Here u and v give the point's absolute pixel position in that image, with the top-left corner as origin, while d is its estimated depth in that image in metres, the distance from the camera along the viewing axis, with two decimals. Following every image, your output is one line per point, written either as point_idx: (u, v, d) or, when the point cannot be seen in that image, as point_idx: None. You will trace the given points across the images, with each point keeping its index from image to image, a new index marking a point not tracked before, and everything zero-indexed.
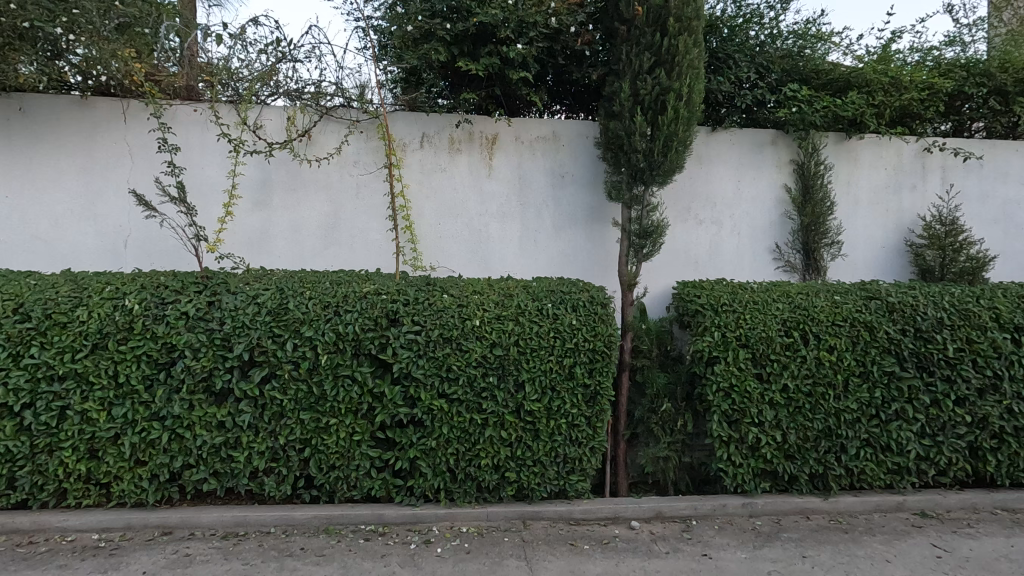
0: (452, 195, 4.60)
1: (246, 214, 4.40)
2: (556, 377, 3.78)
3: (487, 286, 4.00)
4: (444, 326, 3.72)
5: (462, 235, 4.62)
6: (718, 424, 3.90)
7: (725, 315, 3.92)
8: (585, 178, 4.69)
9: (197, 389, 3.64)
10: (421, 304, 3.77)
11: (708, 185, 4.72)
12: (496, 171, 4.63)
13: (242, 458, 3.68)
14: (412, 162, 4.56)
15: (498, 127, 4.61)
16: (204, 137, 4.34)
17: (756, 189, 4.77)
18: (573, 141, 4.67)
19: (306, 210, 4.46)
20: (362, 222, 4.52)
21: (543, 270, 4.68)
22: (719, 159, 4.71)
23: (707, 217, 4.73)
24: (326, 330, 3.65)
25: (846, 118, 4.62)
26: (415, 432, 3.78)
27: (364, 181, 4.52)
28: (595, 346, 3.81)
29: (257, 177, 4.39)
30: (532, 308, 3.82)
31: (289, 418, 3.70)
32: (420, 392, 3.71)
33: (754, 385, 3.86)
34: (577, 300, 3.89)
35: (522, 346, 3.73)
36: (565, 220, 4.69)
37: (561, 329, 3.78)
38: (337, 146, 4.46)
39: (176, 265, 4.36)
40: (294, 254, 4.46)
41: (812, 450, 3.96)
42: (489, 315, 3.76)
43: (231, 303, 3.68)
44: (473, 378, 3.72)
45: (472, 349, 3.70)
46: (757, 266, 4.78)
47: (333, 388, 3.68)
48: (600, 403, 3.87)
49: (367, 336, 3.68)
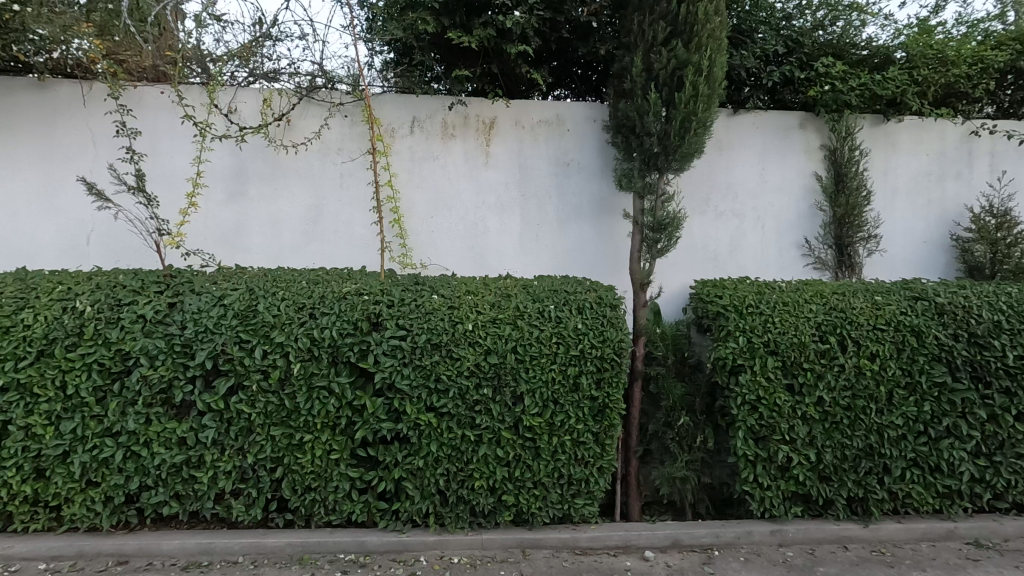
0: (444, 186, 4.19)
1: (219, 206, 4.02)
2: (560, 388, 3.33)
3: (481, 286, 3.57)
4: (433, 331, 3.29)
5: (455, 230, 4.20)
6: (743, 442, 3.45)
7: (750, 319, 3.47)
8: (593, 167, 4.25)
9: (155, 402, 3.24)
10: (408, 306, 3.36)
11: (729, 173, 4.26)
12: (493, 159, 4.20)
13: (206, 479, 3.27)
14: (401, 150, 4.15)
15: (495, 110, 4.19)
16: (171, 123, 3.95)
17: (782, 178, 4.30)
18: (579, 126, 4.23)
19: (285, 203, 4.08)
20: (346, 215, 4.12)
21: (545, 267, 4.26)
22: (742, 144, 4.25)
23: (727, 209, 4.27)
24: (300, 335, 3.24)
25: (884, 97, 4.15)
26: (400, 450, 3.36)
27: (348, 171, 4.11)
28: (604, 354, 3.36)
29: (231, 166, 4.01)
30: (532, 311, 3.38)
31: (257, 435, 3.29)
32: (405, 406, 3.29)
33: (785, 398, 3.40)
34: (583, 302, 3.46)
35: (520, 354, 3.29)
36: (570, 212, 4.25)
37: (564, 334, 3.34)
38: (319, 132, 4.06)
39: (143, 263, 3.97)
40: (272, 250, 4.09)
41: (850, 471, 3.49)
42: (484, 318, 3.33)
43: (194, 305, 3.28)
44: (465, 390, 3.29)
45: (464, 356, 3.27)
46: (783, 263, 4.33)
47: (308, 400, 3.27)
48: (609, 418, 3.42)
49: (345, 342, 3.27)
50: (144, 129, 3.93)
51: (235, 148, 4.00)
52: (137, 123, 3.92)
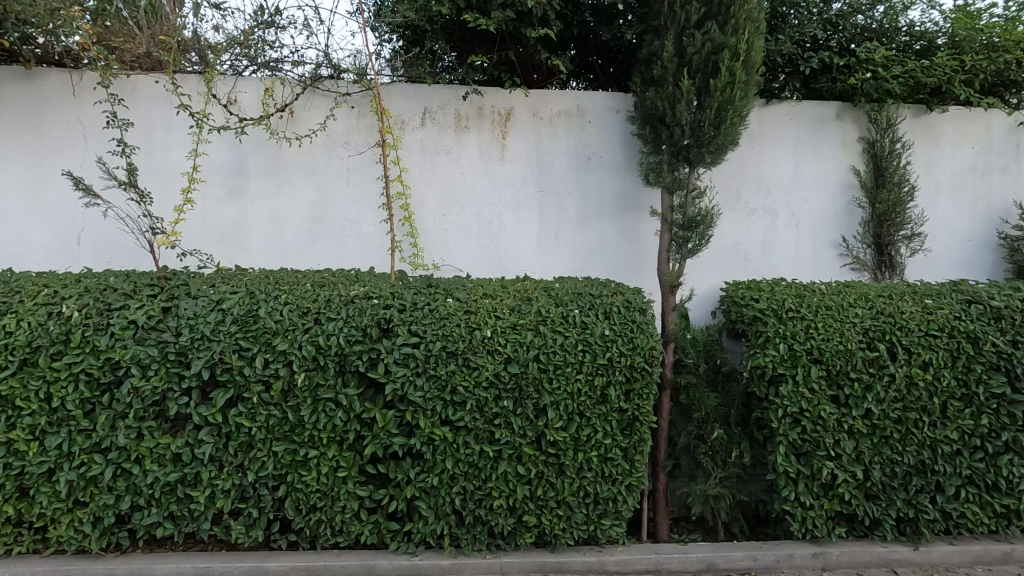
0: (457, 182, 3.93)
1: (218, 204, 3.78)
2: (585, 400, 3.07)
3: (499, 289, 3.31)
4: (448, 338, 3.02)
5: (469, 229, 3.95)
6: (784, 458, 3.18)
7: (792, 324, 3.21)
8: (616, 161, 3.98)
9: (148, 415, 2.98)
10: (421, 310, 3.10)
11: (761, 168, 3.99)
12: (510, 153, 3.94)
13: (203, 499, 3.02)
14: (412, 143, 3.90)
15: (512, 100, 3.93)
16: (167, 116, 3.70)
17: (818, 172, 4.03)
18: (601, 118, 3.96)
19: (289, 199, 3.83)
20: (353, 213, 3.87)
21: (564, 268, 4.00)
22: (775, 137, 3.98)
23: (759, 205, 4.00)
24: (304, 343, 2.99)
25: (928, 86, 3.88)
26: (412, 466, 3.11)
27: (355, 166, 3.85)
28: (634, 363, 3.09)
29: (231, 160, 3.76)
30: (555, 316, 3.12)
31: (258, 451, 3.03)
32: (417, 419, 3.03)
33: (830, 411, 3.13)
34: (610, 307, 3.20)
35: (544, 362, 3.03)
36: (591, 210, 3.99)
37: (591, 341, 3.07)
38: (324, 124, 3.80)
39: (138, 263, 3.72)
40: (274, 251, 3.84)
41: (900, 490, 3.22)
42: (504, 324, 3.07)
43: (190, 311, 3.03)
44: (483, 402, 3.03)
45: (483, 365, 3.01)
46: (818, 264, 4.06)
47: (313, 413, 3.02)
48: (639, 432, 3.15)
49: (353, 350, 3.01)
50: (137, 120, 3.68)
51: (235, 142, 3.75)
52: (129, 114, 3.67)
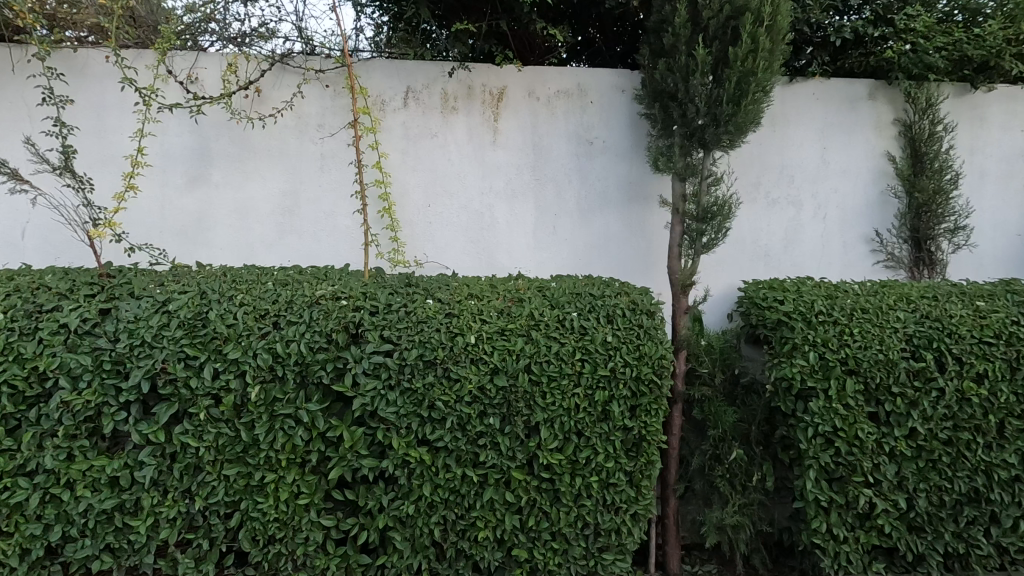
0: (444, 169, 3.53)
1: (176, 194, 3.39)
2: (584, 418, 2.65)
3: (487, 289, 2.91)
4: (426, 346, 2.62)
5: (457, 222, 3.55)
6: (814, 484, 2.75)
7: (822, 329, 2.79)
8: (621, 146, 3.56)
9: (80, 434, 2.59)
10: (396, 313, 2.70)
11: (783, 154, 3.58)
12: (503, 137, 3.53)
13: (144, 529, 2.62)
14: (393, 126, 3.49)
15: (505, 77, 3.52)
16: (115, 95, 3.28)
17: (846, 159, 3.61)
18: (605, 98, 3.55)
19: (255, 189, 3.44)
20: (327, 204, 3.48)
21: (563, 266, 3.59)
22: (799, 119, 3.58)
23: (781, 195, 3.59)
24: (260, 351, 2.60)
25: (975, 59, 3.44)
26: (385, 492, 2.70)
27: (330, 151, 3.46)
28: (641, 375, 2.67)
29: (191, 145, 3.37)
30: (549, 320, 2.71)
31: (207, 474, 2.63)
32: (390, 438, 2.63)
33: (868, 430, 2.70)
34: (613, 309, 2.78)
35: (536, 374, 2.62)
36: (593, 200, 3.58)
37: (590, 350, 2.65)
38: (295, 105, 3.42)
39: (86, 259, 3.26)
40: (239, 246, 3.45)
41: (949, 522, 2.78)
42: (490, 329, 2.66)
43: (130, 313, 2.64)
44: (466, 419, 2.63)
45: (465, 377, 2.60)
46: (847, 260, 3.63)
47: (270, 432, 2.62)
48: (647, 453, 2.73)
49: (316, 359, 2.62)
50: (81, 100, 3.26)
51: (196, 124, 3.36)
52: (72, 93, 3.25)
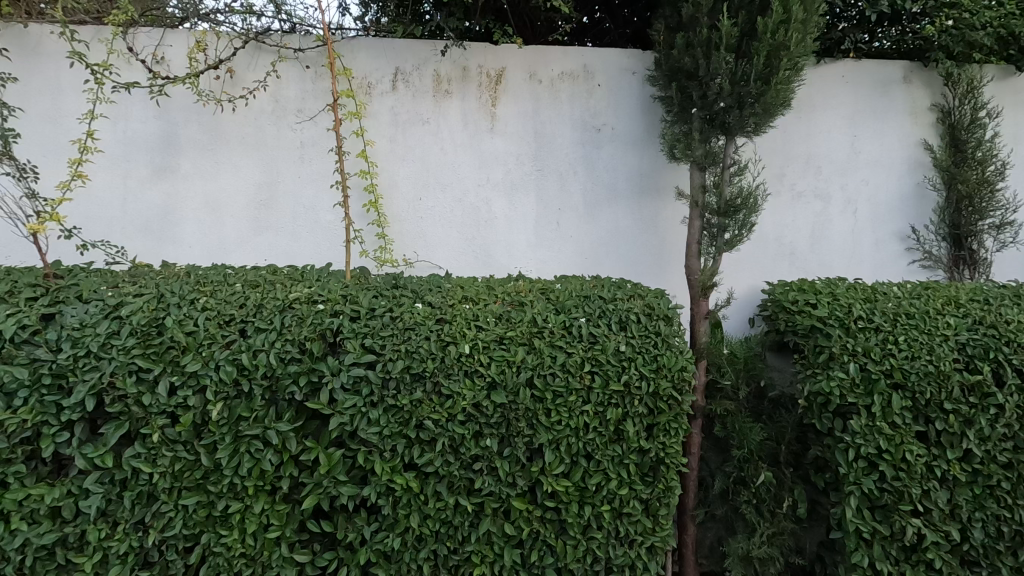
0: (436, 159, 3.20)
1: (142, 186, 3.09)
2: (594, 439, 2.32)
3: (483, 291, 2.59)
4: (413, 357, 2.29)
5: (450, 218, 3.23)
6: (856, 513, 2.42)
7: (863, 338, 2.48)
8: (631, 133, 3.23)
9: (15, 458, 2.25)
10: (379, 319, 2.37)
11: (809, 143, 3.27)
12: (501, 124, 3.21)
13: (90, 567, 2.28)
14: (380, 111, 3.16)
15: (503, 57, 3.19)
16: (66, 74, 2.95)
17: (877, 148, 3.29)
18: (613, 80, 3.22)
19: (227, 181, 3.14)
20: (308, 196, 3.17)
21: (566, 265, 3.27)
22: (825, 105, 3.26)
23: (806, 188, 3.27)
24: (222, 363, 2.26)
25: (1022, 38, 3.13)
26: (367, 523, 2.37)
27: (310, 139, 3.15)
28: (658, 390, 2.34)
29: (156, 131, 3.07)
30: (554, 327, 2.37)
31: (163, 504, 2.29)
32: (372, 462, 2.30)
33: (918, 452, 2.37)
34: (626, 315, 2.45)
35: (540, 390, 2.29)
36: (601, 193, 3.25)
37: (601, 361, 2.32)
38: (272, 89, 3.11)
39: (25, 259, 2.93)
40: (210, 243, 3.15)
41: (1008, 556, 2.44)
42: (487, 337, 2.32)
43: (75, 320, 2.30)
44: (459, 441, 2.29)
45: (458, 393, 2.27)
46: (878, 260, 3.31)
47: (234, 456, 2.28)
48: (666, 479, 2.40)
49: (288, 372, 2.29)
50: (29, 79, 2.92)
51: (162, 108, 3.06)
52: (19, 72, 2.92)
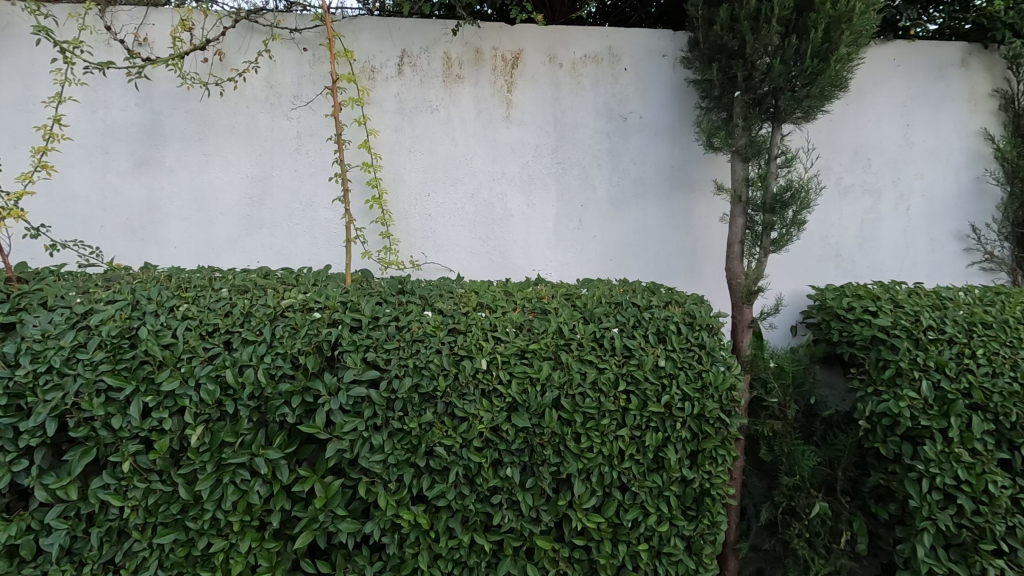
0: (446, 150, 2.90)
1: (123, 181, 2.82)
2: (631, 468, 2.02)
3: (501, 297, 2.29)
4: (422, 373, 1.99)
5: (462, 216, 2.94)
6: (930, 553, 2.10)
7: (936, 351, 2.17)
8: (661, 122, 2.93)
9: None
10: (384, 330, 2.08)
11: (858, 133, 2.96)
12: (518, 112, 2.91)
13: None
14: (385, 98, 2.87)
15: (520, 38, 2.89)
16: (36, 55, 2.66)
17: (933, 138, 2.98)
18: (642, 64, 2.91)
19: (216, 174, 2.85)
20: (305, 192, 2.88)
21: (589, 267, 2.97)
22: (875, 91, 2.96)
23: (854, 182, 2.96)
24: (203, 382, 1.97)
25: None
26: (370, 564, 2.07)
27: (308, 128, 2.86)
28: (704, 412, 2.04)
29: (138, 120, 2.80)
30: (583, 339, 2.07)
31: (135, 543, 2.00)
32: (375, 495, 2.00)
33: (1003, 484, 2.05)
34: (664, 325, 2.14)
35: (568, 412, 1.99)
36: (627, 187, 2.95)
37: (639, 379, 2.02)
38: (266, 73, 2.82)
39: None
40: (196, 243, 2.87)
41: None
42: (507, 350, 2.03)
43: (37, 330, 2.01)
44: (475, 471, 2.00)
45: (474, 416, 1.98)
46: (933, 261, 3.01)
47: (217, 488, 1.99)
48: (710, 513, 2.09)
49: (279, 391, 1.99)
50: None
51: (144, 95, 2.78)
52: None
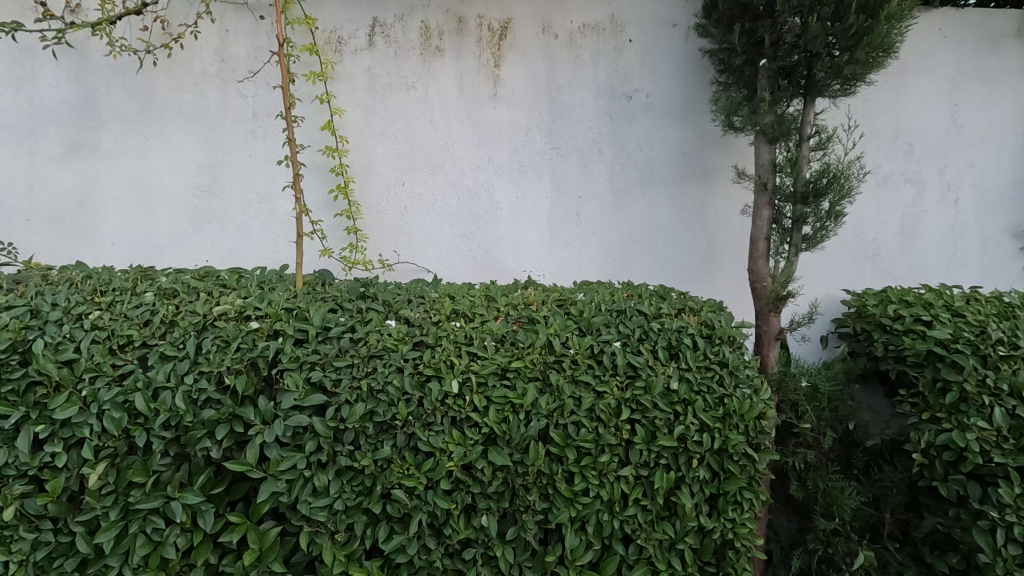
0: (424, 133, 2.52)
1: (52, 167, 2.44)
2: (635, 516, 1.64)
3: (480, 302, 1.91)
4: (379, 399, 1.61)
5: (442, 209, 2.56)
6: None
7: (1011, 372, 1.77)
8: (672, 101, 2.54)
9: None
10: (334, 344, 1.71)
11: (898, 114, 2.56)
12: (506, 90, 2.53)
13: None
14: (353, 74, 2.49)
15: (510, 4, 2.50)
16: None
17: (985, 120, 2.58)
18: (649, 35, 2.52)
19: (160, 161, 2.48)
20: (262, 181, 2.51)
21: (587, 269, 2.60)
22: (918, 67, 2.56)
23: (895, 172, 2.58)
24: (106, 408, 1.59)
25: None
26: None
27: (266, 108, 2.49)
28: (726, 447, 1.65)
29: (69, 99, 2.43)
30: (579, 355, 1.69)
31: None
32: (320, 549, 1.61)
33: None
34: (677, 339, 1.75)
35: (559, 447, 1.61)
36: (632, 177, 2.56)
37: (647, 405, 1.64)
38: (217, 45, 2.44)
39: None
40: (138, 239, 2.50)
41: None
42: (483, 368, 1.64)
43: None
44: (443, 519, 1.62)
45: (442, 451, 1.60)
46: (984, 262, 2.62)
47: (125, 539, 1.61)
48: (733, 570, 1.70)
49: (201, 420, 1.61)
50: None
51: (76, 69, 2.41)
52: None
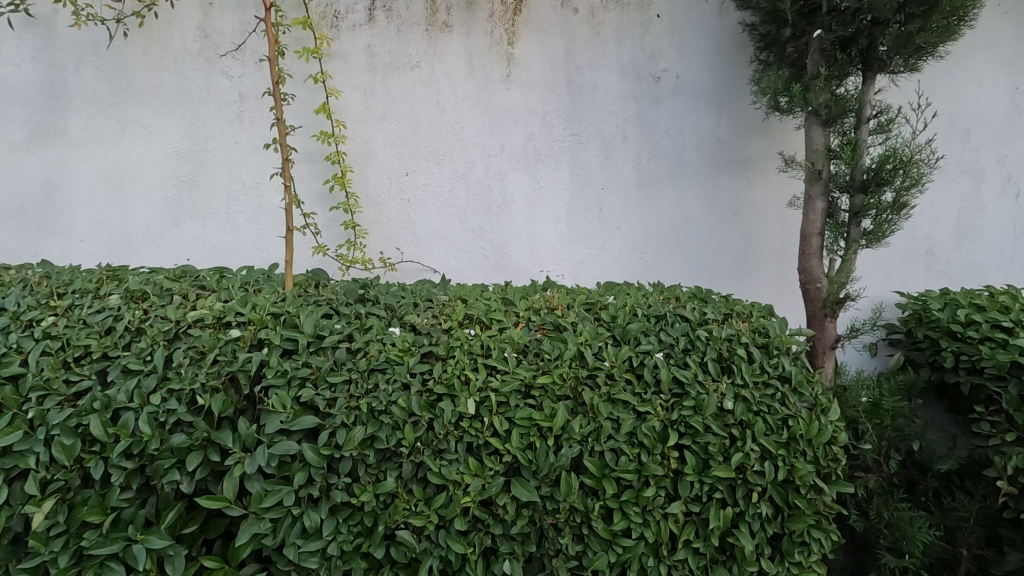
0: (429, 118, 2.27)
1: (15, 155, 2.19)
2: (686, 560, 1.38)
3: (497, 307, 1.66)
4: (381, 422, 1.36)
5: (450, 202, 2.31)
6: None
7: None
8: (706, 83, 2.28)
9: None
10: (328, 356, 1.45)
11: (952, 99, 2.33)
12: (521, 70, 2.27)
13: None
14: (351, 52, 2.24)
15: None
16: None
17: None
18: (680, 8, 2.25)
19: (134, 148, 2.22)
20: (250, 170, 2.26)
21: (609, 268, 2.35)
22: (976, 46, 2.32)
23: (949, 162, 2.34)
24: (55, 434, 1.34)
25: None
26: None
27: (253, 89, 2.23)
28: (792, 478, 1.40)
29: (35, 79, 2.17)
30: (617, 370, 1.43)
31: None
32: None
33: None
34: (730, 350, 1.50)
35: (595, 479, 1.36)
36: (660, 167, 2.31)
37: (699, 429, 1.38)
38: (200, 19, 2.19)
39: None
40: (109, 236, 2.25)
41: None
42: (505, 385, 1.38)
43: None
44: (458, 565, 1.36)
45: (456, 484, 1.35)
46: None
47: None
48: None
49: (169, 447, 1.35)
50: None
51: (42, 45, 2.16)
52: None
